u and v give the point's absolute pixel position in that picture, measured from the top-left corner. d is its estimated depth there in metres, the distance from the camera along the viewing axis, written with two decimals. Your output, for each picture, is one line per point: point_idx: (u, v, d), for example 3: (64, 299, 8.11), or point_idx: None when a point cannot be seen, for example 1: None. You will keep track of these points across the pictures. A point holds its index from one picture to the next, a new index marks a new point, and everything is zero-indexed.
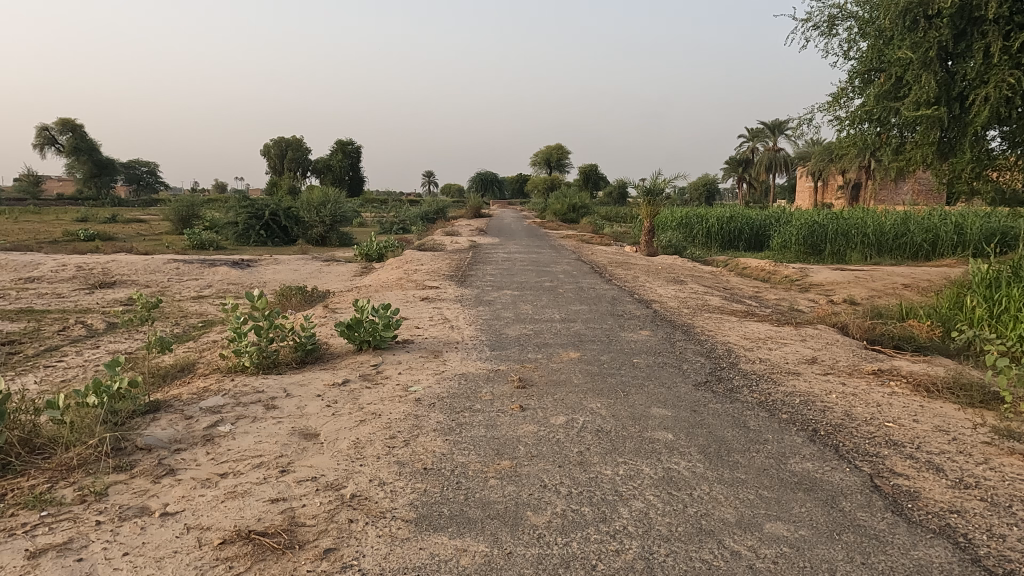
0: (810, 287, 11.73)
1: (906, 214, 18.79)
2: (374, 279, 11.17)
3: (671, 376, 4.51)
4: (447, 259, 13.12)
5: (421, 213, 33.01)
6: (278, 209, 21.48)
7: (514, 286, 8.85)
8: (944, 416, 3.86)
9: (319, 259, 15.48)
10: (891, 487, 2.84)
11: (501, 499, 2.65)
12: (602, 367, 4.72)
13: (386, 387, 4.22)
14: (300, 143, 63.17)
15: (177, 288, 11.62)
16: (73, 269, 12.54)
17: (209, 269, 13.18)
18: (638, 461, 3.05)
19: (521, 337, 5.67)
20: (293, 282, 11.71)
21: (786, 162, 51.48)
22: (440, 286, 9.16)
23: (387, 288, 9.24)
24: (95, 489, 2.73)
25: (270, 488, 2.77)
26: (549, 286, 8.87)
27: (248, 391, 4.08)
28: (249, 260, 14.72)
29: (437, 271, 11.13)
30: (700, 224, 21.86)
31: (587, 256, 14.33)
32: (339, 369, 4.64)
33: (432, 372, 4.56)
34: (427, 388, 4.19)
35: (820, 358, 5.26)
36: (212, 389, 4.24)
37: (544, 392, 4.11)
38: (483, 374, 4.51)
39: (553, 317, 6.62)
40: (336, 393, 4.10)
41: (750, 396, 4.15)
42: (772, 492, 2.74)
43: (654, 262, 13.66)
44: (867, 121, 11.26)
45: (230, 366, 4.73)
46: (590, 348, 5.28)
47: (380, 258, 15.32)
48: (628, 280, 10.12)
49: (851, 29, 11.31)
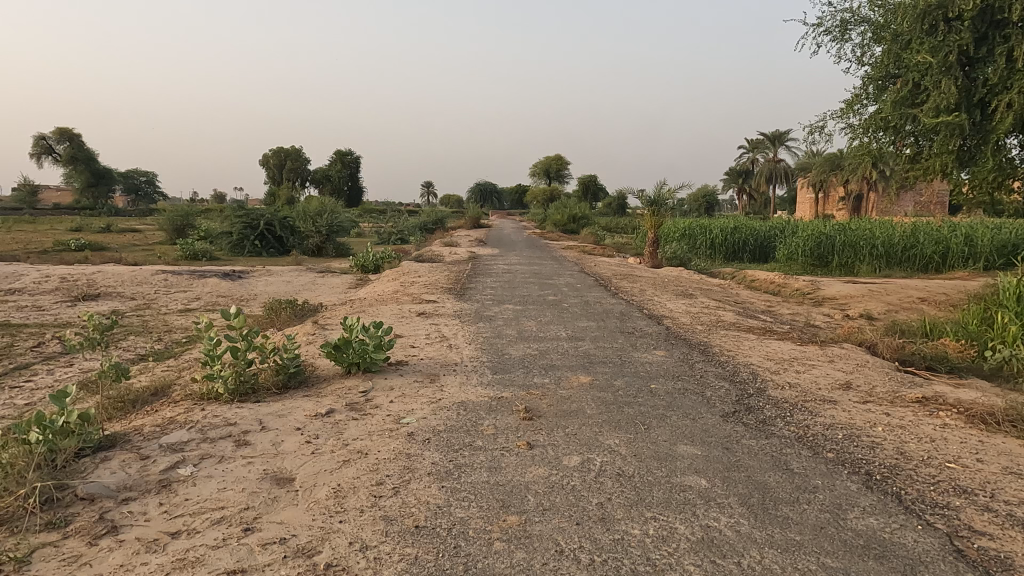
0: (823, 300, 11.27)
1: (914, 225, 18.46)
2: (370, 291, 10.72)
3: (694, 406, 4.02)
4: (446, 271, 12.62)
5: (420, 225, 32.76)
6: (273, 218, 21.09)
7: (517, 300, 8.41)
8: (1013, 455, 3.37)
9: (314, 270, 15.03)
10: (978, 553, 2.35)
11: (509, 571, 2.16)
12: (617, 395, 4.23)
13: (374, 418, 3.73)
14: (299, 153, 62.99)
15: (164, 301, 11.17)
16: (57, 280, 12.14)
17: (198, 280, 12.73)
18: (670, 517, 2.56)
19: (525, 358, 5.20)
20: (284, 295, 11.26)
21: (786, 172, 51.27)
22: (438, 299, 8.70)
23: (382, 302, 8.78)
24: (15, 555, 2.24)
25: (228, 555, 2.28)
26: (553, 301, 8.41)
27: (218, 424, 3.58)
28: (241, 271, 14.24)
29: (435, 283, 10.70)
30: (704, 236, 21.47)
31: (590, 268, 13.89)
32: (324, 397, 4.15)
33: (427, 401, 4.06)
34: (421, 420, 3.70)
35: (855, 383, 4.78)
36: (179, 421, 3.74)
37: (554, 425, 3.62)
38: (484, 403, 4.02)
39: (559, 335, 6.14)
40: (318, 426, 3.61)
41: (787, 430, 3.67)
42: (837, 560, 2.26)
43: (660, 274, 13.26)
44: (882, 129, 10.86)
45: (203, 394, 4.25)
46: (602, 372, 4.79)
47: (376, 269, 14.88)
48: (635, 293, 9.70)
49: (865, 34, 10.93)
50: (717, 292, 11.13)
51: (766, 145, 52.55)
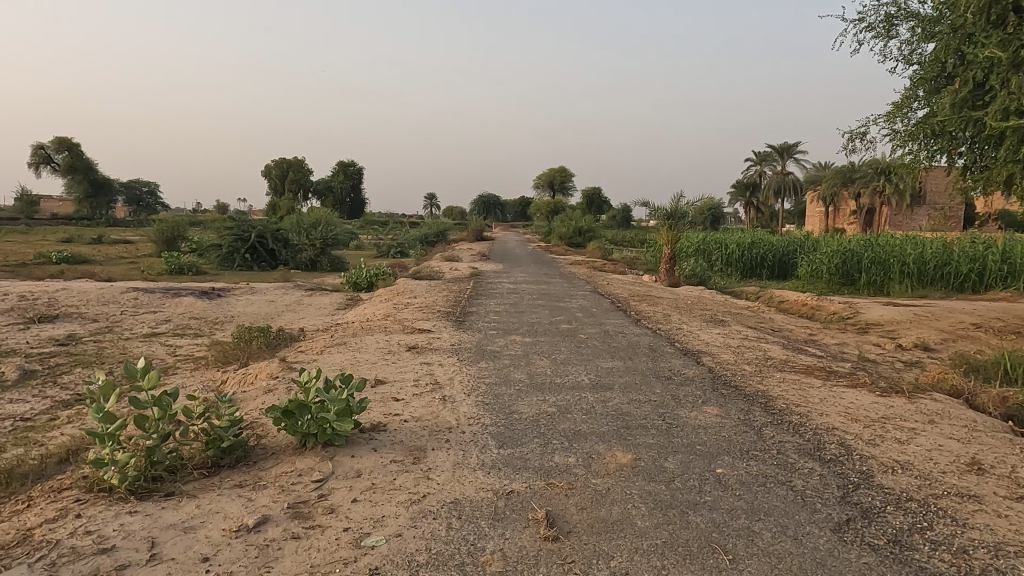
0: (867, 326, 10.05)
1: (946, 240, 17.24)
2: (359, 315, 9.55)
3: (789, 512, 2.79)
4: (444, 291, 11.45)
5: (421, 239, 31.65)
6: (265, 230, 20.05)
7: (525, 330, 7.21)
8: None
9: (302, 288, 13.86)
10: None
11: None
12: (673, 488, 3.00)
13: (324, 538, 2.51)
14: (301, 164, 62.15)
15: (129, 324, 9.99)
16: (15, 298, 10.97)
17: (172, 299, 11.55)
18: None
19: (541, 421, 3.99)
20: (263, 318, 10.07)
21: (796, 186, 50.08)
22: (433, 328, 7.51)
23: (367, 330, 7.57)
24: None
25: None
26: (567, 331, 7.21)
27: (84, 552, 2.36)
28: (222, 289, 13.06)
29: (431, 306, 9.52)
30: (719, 251, 20.31)
31: (604, 287, 12.71)
32: (263, 491, 2.95)
33: (407, 501, 2.84)
34: (393, 542, 2.49)
35: (984, 461, 3.55)
36: (35, 538, 2.52)
37: (592, 554, 2.40)
38: (487, 506, 2.80)
39: (580, 382, 4.93)
40: (238, 553, 2.40)
41: (941, 562, 2.43)
42: None
43: (680, 295, 12.07)
44: (934, 136, 9.71)
45: (93, 483, 3.03)
46: (644, 444, 3.58)
47: (369, 288, 13.72)
48: (659, 320, 8.48)
49: (914, 31, 9.82)
50: (748, 316, 9.95)
51: (774, 157, 51.45)
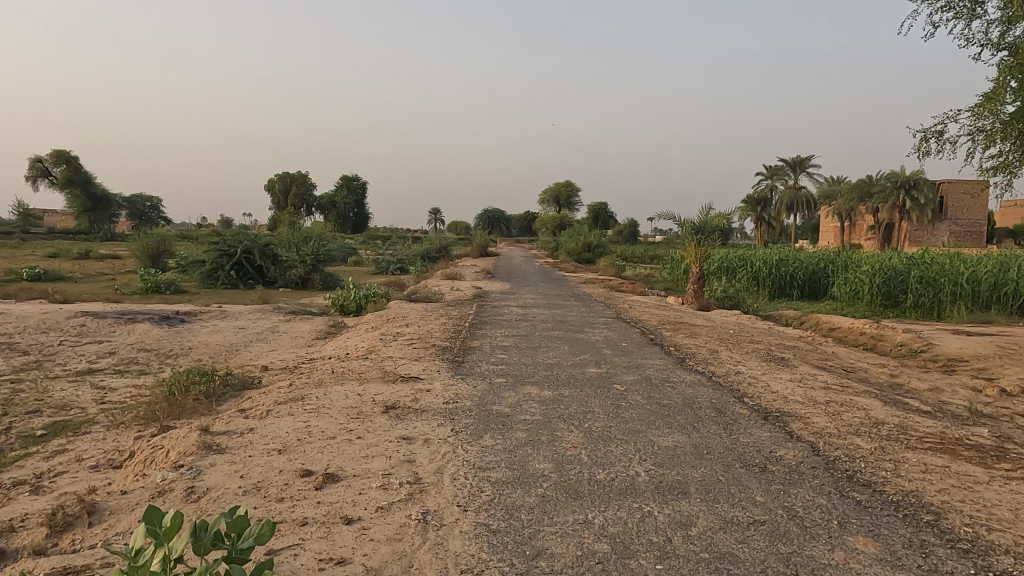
0: (950, 364, 8.32)
1: (1000, 258, 15.45)
2: (337, 348, 7.88)
3: None
4: (442, 318, 9.78)
5: (422, 254, 30.00)
6: (252, 245, 18.49)
7: (542, 378, 5.52)
8: None
9: (283, 311, 12.21)
10: None
11: None
12: None
13: None
14: (304, 178, 60.94)
15: (63, 358, 8.32)
16: None
17: (126, 326, 9.89)
18: None
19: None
20: (225, 351, 8.41)
21: (810, 200, 48.32)
22: (423, 372, 5.84)
23: (340, 374, 5.90)
24: None
25: None
26: (597, 379, 5.51)
27: None
28: (188, 312, 11.42)
29: (425, 338, 7.84)
30: (746, 270, 18.61)
31: (627, 312, 11.02)
32: None
33: None
34: None
35: None
36: None
37: None
38: None
39: (634, 481, 3.22)
40: None
41: None
42: None
43: (717, 322, 10.36)
44: None
45: None
46: None
47: (358, 312, 12.06)
48: (708, 358, 6.78)
49: (1005, 7, 8.15)
50: (808, 351, 8.26)
51: (787, 171, 49.77)
